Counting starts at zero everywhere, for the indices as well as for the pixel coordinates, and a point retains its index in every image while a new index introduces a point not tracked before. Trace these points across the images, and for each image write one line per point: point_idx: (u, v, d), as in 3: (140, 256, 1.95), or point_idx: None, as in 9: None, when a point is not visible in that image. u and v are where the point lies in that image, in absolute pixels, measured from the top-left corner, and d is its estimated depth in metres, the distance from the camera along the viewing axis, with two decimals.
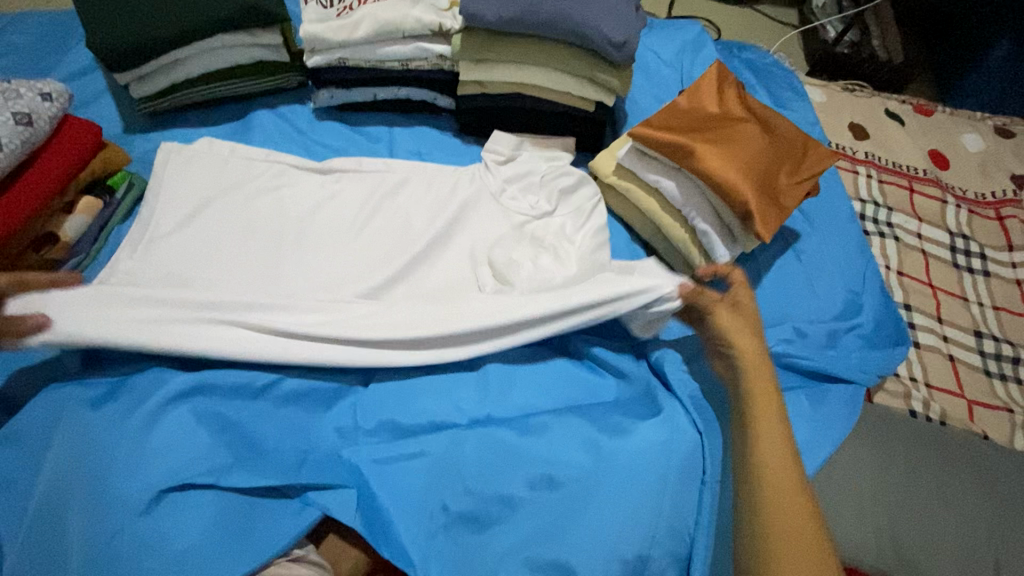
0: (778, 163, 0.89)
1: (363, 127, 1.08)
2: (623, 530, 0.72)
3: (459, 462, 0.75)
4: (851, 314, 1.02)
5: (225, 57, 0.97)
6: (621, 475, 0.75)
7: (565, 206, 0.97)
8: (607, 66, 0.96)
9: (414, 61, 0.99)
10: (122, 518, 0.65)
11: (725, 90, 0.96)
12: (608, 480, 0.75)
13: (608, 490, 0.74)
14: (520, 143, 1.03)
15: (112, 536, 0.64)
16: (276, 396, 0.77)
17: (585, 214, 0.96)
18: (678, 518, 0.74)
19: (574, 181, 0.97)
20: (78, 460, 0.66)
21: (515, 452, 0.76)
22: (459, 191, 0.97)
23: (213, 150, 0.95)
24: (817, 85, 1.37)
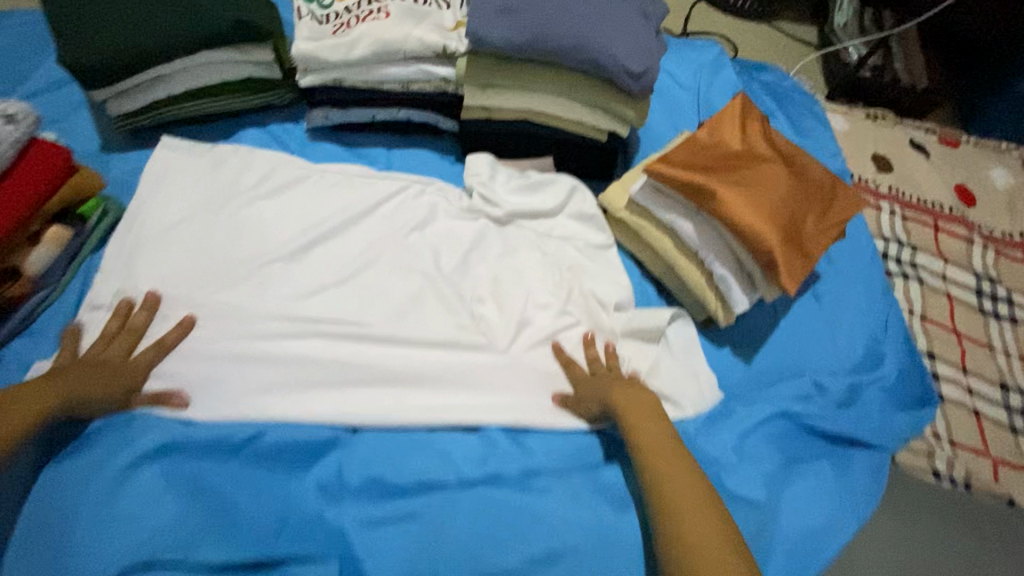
0: (805, 207, 0.82)
1: (360, 149, 1.02)
2: None
3: (454, 529, 0.69)
4: (873, 365, 0.96)
5: (210, 75, 0.90)
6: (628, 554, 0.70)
7: (566, 223, 0.99)
8: (622, 96, 0.89)
9: (415, 83, 0.92)
10: None
11: (748, 125, 0.89)
12: (612, 556, 0.69)
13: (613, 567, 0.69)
14: (496, 163, 1.00)
15: None
16: (254, 452, 0.73)
17: (586, 221, 0.98)
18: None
19: (566, 190, 0.98)
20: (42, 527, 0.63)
21: (518, 516, 0.71)
22: (461, 247, 0.95)
23: (198, 167, 0.92)
24: (839, 112, 1.31)
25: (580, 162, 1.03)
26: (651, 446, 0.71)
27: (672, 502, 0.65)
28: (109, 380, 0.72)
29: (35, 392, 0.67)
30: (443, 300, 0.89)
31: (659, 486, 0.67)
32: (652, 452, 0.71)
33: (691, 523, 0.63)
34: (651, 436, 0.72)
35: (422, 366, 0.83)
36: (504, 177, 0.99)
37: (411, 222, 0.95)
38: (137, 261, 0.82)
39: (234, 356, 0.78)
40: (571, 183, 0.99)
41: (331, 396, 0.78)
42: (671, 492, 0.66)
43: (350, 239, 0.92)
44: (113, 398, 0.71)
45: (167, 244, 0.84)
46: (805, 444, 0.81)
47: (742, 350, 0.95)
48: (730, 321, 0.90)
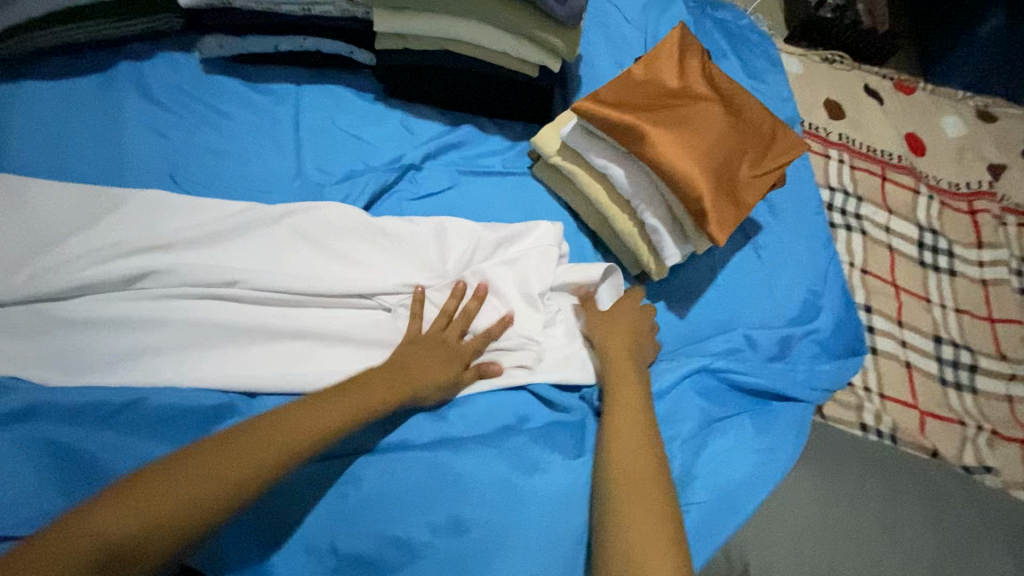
0: (741, 150, 0.77)
1: (264, 85, 0.91)
2: (550, 561, 0.65)
3: (363, 493, 0.66)
4: (809, 318, 0.94)
5: None
6: (562, 514, 0.67)
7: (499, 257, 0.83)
8: (550, 23, 0.79)
9: (317, 5, 0.82)
10: None
11: (687, 60, 0.82)
12: (535, 509, 0.67)
13: (535, 518, 0.66)
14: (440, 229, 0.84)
15: None
16: (132, 420, 0.66)
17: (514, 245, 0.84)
18: (587, 545, 0.67)
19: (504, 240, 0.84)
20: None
21: (448, 472, 0.67)
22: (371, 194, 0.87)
23: (79, 112, 0.83)
24: (795, 54, 1.25)
25: (511, 101, 0.95)
26: (626, 439, 0.67)
27: (622, 437, 0.67)
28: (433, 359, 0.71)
29: (170, 478, 0.49)
30: (357, 248, 0.80)
31: (619, 449, 0.66)
32: (624, 406, 0.70)
33: (635, 467, 0.64)
34: (625, 436, 0.67)
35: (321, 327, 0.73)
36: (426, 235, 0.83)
37: (322, 171, 0.87)
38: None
39: (104, 315, 0.68)
40: (511, 238, 0.84)
41: (222, 362, 0.70)
42: (627, 481, 0.62)
43: (251, 188, 0.83)
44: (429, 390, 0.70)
45: (28, 191, 0.74)
46: (730, 399, 0.82)
47: (677, 304, 0.91)
48: (662, 272, 0.85)
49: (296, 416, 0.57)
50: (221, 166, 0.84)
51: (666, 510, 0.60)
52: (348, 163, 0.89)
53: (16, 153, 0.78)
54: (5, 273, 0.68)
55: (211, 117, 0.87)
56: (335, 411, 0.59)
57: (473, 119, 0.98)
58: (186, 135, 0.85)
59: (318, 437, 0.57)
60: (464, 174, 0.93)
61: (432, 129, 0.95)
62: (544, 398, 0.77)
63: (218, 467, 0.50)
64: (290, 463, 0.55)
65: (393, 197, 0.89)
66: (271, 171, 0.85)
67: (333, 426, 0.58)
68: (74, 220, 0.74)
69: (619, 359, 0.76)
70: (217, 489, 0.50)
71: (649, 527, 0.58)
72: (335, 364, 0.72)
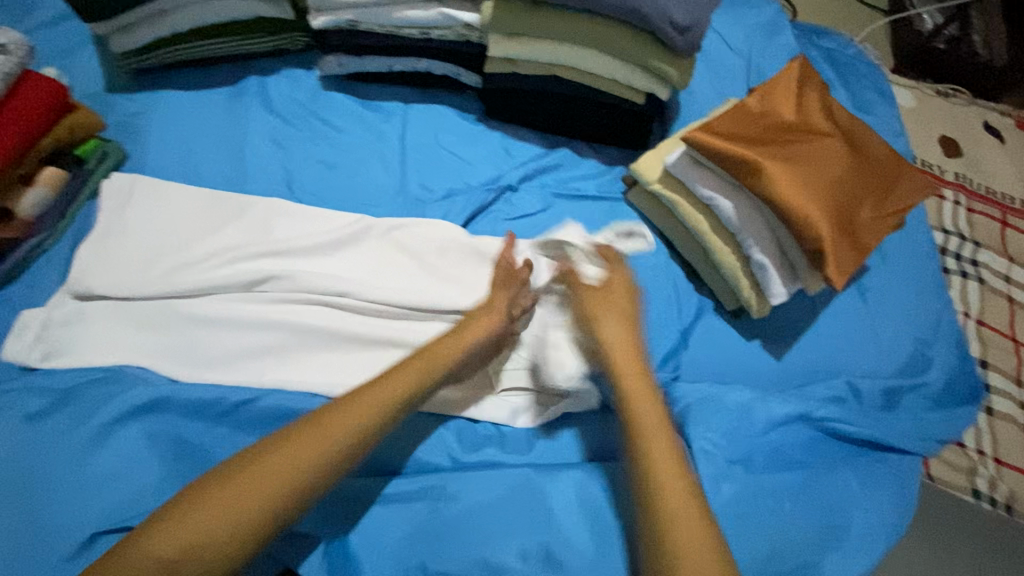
0: (863, 192, 0.73)
1: (374, 102, 0.95)
2: None
3: (454, 513, 0.66)
4: (918, 370, 0.87)
5: (214, 12, 0.85)
6: None
7: None
8: (665, 52, 0.79)
9: (436, 29, 0.85)
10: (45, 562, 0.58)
11: (806, 93, 0.79)
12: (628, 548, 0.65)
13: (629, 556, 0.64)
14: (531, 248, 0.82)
15: None
16: (242, 418, 0.70)
17: None
18: None
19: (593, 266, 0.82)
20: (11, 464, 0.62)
21: (537, 499, 0.68)
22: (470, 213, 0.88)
23: (208, 121, 0.88)
24: (907, 86, 1.19)
25: (612, 127, 0.94)
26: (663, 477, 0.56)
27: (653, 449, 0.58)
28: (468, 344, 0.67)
29: (219, 495, 0.49)
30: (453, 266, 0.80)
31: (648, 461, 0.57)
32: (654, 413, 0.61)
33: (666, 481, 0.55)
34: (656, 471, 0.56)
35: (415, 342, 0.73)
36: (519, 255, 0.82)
37: (424, 187, 0.90)
38: (127, 208, 0.78)
39: (222, 315, 0.72)
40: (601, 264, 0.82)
41: (323, 367, 0.73)
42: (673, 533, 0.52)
43: (357, 201, 0.87)
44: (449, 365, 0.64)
45: (161, 196, 0.80)
46: (831, 452, 0.75)
47: (773, 344, 0.87)
48: (763, 311, 0.82)
49: (326, 417, 0.55)
50: (332, 178, 0.87)
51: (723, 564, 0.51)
52: (449, 181, 0.91)
53: (152, 157, 0.84)
54: (142, 270, 0.74)
55: (324, 130, 0.91)
56: (369, 402, 0.57)
57: (570, 143, 0.98)
58: (300, 148, 0.89)
59: (359, 428, 0.55)
60: (558, 197, 0.93)
61: (529, 150, 0.96)
62: None
63: (266, 474, 0.50)
64: (340, 461, 0.54)
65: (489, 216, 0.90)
66: (375, 185, 0.88)
67: (372, 418, 0.56)
68: (200, 225, 0.78)
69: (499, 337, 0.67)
70: (274, 494, 0.50)
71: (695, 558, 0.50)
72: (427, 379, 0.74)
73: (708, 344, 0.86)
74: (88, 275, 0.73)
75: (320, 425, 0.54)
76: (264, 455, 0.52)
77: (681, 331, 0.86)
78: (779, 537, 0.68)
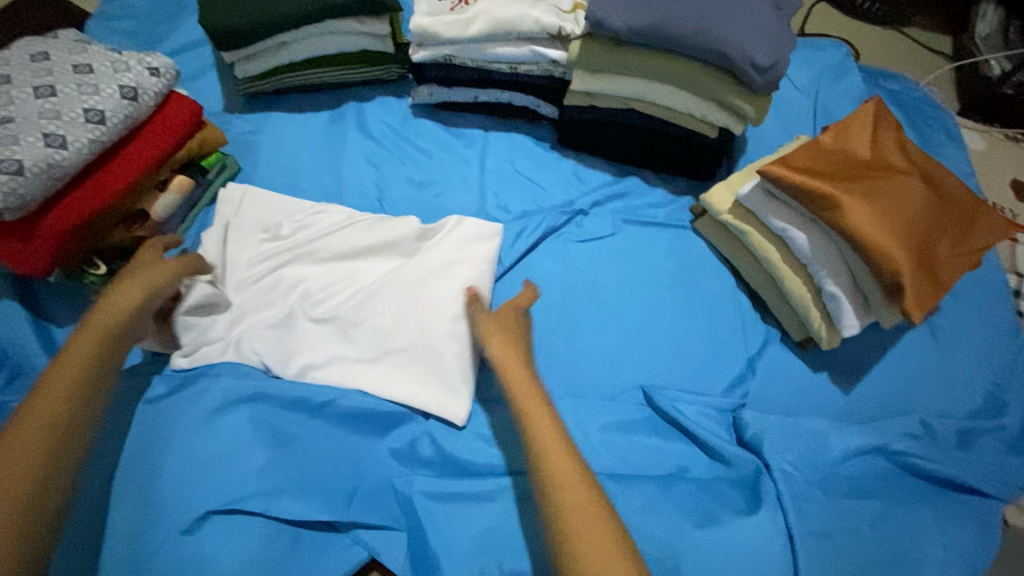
0: (940, 230, 0.75)
1: (458, 128, 1.02)
2: None
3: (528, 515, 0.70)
4: (993, 413, 0.86)
5: (325, 45, 0.94)
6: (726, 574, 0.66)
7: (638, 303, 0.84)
8: (743, 90, 0.84)
9: (524, 65, 0.92)
10: (163, 536, 0.66)
11: (881, 132, 0.82)
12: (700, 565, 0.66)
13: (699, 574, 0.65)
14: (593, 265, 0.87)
15: (152, 552, 0.65)
16: (333, 413, 0.75)
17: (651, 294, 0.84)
18: None
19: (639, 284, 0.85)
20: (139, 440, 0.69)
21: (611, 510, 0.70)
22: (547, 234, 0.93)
23: (311, 141, 0.97)
24: (975, 130, 1.20)
25: (683, 159, 0.99)
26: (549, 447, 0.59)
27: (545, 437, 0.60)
28: (141, 281, 0.68)
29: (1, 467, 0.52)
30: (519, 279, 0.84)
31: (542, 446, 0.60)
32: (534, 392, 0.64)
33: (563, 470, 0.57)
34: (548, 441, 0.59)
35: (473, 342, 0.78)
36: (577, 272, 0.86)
37: (502, 209, 0.96)
38: (236, 215, 0.86)
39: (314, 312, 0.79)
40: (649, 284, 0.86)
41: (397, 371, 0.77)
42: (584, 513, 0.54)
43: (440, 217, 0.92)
44: (143, 301, 0.67)
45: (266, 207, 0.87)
46: (908, 485, 0.75)
47: (841, 376, 0.88)
48: (833, 343, 0.83)
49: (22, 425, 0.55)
50: (419, 196, 0.94)
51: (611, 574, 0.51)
52: (525, 203, 0.97)
53: (262, 171, 0.94)
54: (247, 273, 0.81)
55: (414, 153, 0.99)
56: (60, 386, 0.58)
57: (640, 172, 1.02)
58: (390, 167, 0.96)
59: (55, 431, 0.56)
60: (629, 222, 0.98)
61: (600, 178, 1.01)
62: (692, 438, 0.78)
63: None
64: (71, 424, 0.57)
65: (562, 237, 0.95)
66: (458, 203, 0.95)
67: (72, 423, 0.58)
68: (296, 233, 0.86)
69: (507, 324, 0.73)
70: (4, 518, 0.50)
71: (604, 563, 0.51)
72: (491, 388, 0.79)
73: (774, 371, 0.87)
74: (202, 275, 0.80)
75: (6, 440, 0.54)
76: (9, 438, 0.54)
77: (746, 359, 0.88)
78: (852, 569, 0.68)
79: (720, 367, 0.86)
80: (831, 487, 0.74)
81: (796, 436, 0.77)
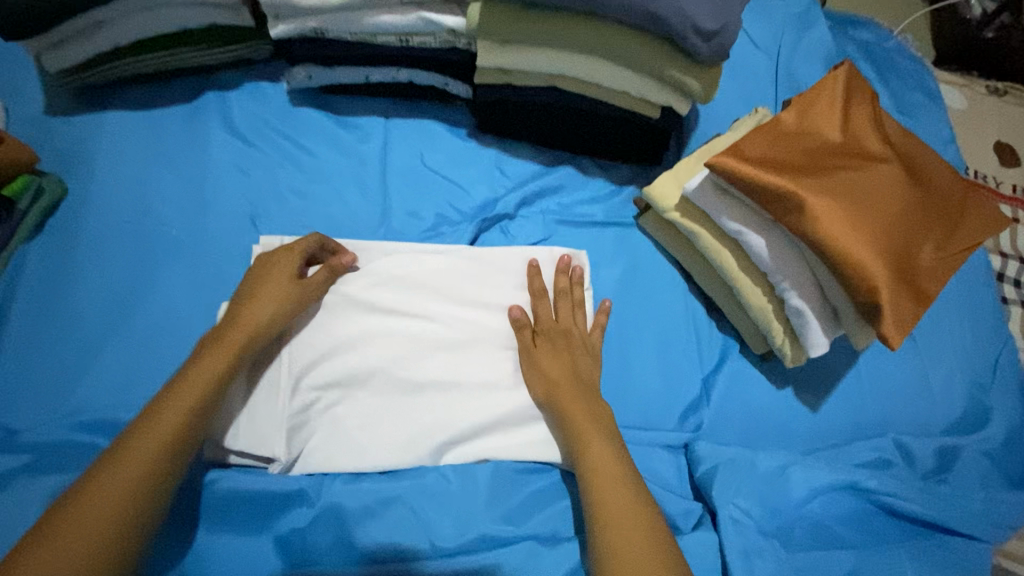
0: (923, 228, 0.62)
1: (349, 118, 0.83)
2: None
3: None
4: (975, 422, 0.76)
5: (162, 22, 0.74)
6: None
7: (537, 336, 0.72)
8: (684, 59, 0.68)
9: (417, 36, 0.74)
10: None
11: (853, 105, 0.67)
12: None
13: None
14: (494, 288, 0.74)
15: None
16: (199, 503, 0.61)
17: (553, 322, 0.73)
18: None
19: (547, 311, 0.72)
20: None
21: None
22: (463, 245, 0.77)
23: (159, 145, 0.78)
24: (954, 84, 1.06)
25: (622, 144, 0.83)
26: (603, 481, 0.58)
27: (591, 456, 0.60)
28: (271, 295, 0.63)
29: (107, 475, 0.49)
30: (423, 317, 0.71)
31: (589, 461, 0.60)
32: (569, 400, 0.64)
33: (613, 491, 0.57)
34: (607, 479, 0.58)
35: (371, 401, 0.66)
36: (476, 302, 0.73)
37: (406, 217, 0.79)
38: (60, 266, 0.69)
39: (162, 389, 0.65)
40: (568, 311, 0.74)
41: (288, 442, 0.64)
42: (622, 534, 0.54)
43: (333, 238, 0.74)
44: (275, 319, 0.63)
45: (103, 249, 0.71)
46: (882, 526, 0.65)
47: (809, 393, 0.76)
48: (799, 360, 0.71)
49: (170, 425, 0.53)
50: (302, 207, 0.77)
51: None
52: (436, 208, 0.80)
53: (99, 189, 0.74)
54: (61, 342, 0.66)
55: (295, 153, 0.80)
56: (184, 401, 0.54)
57: (574, 159, 0.86)
58: (264, 172, 0.78)
59: (181, 435, 0.53)
60: (563, 223, 0.81)
61: (526, 169, 0.84)
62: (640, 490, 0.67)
63: (96, 498, 0.48)
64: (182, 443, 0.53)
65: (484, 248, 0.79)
66: (351, 214, 0.77)
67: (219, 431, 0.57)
68: (132, 278, 0.70)
69: (566, 339, 0.69)
70: (104, 523, 0.47)
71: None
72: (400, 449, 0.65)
73: (735, 393, 0.75)
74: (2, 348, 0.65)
75: (124, 442, 0.51)
76: (124, 444, 0.51)
77: (702, 381, 0.75)
78: None
79: (670, 394, 0.73)
80: (796, 535, 0.64)
81: (758, 477, 0.66)
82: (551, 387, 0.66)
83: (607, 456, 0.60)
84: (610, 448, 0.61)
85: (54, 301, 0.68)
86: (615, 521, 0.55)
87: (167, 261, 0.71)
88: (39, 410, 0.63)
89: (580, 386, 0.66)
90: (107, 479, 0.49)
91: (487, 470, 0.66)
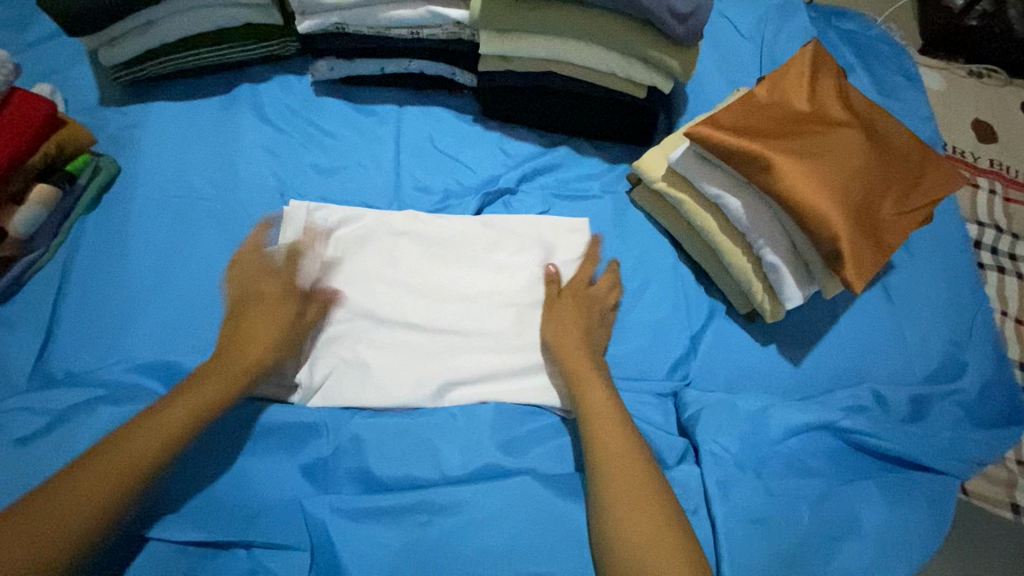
0: (883, 186, 0.68)
1: (366, 105, 0.92)
2: None
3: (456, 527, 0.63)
4: (950, 375, 0.81)
5: (205, 22, 0.84)
6: None
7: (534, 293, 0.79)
8: (664, 41, 0.76)
9: (426, 29, 0.83)
10: None
11: (820, 79, 0.74)
12: None
13: None
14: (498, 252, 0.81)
15: None
16: (234, 434, 0.68)
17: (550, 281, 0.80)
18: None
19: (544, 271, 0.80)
20: (13, 488, 0.60)
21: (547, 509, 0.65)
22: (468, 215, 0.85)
23: (198, 130, 0.87)
24: (935, 68, 1.12)
25: (614, 124, 0.90)
26: (601, 427, 0.64)
27: (591, 406, 0.66)
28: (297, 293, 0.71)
29: (139, 431, 0.57)
30: (432, 277, 0.79)
31: (589, 412, 0.66)
32: (572, 356, 0.71)
33: (610, 437, 0.63)
34: (605, 429, 0.64)
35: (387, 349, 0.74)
36: (480, 264, 0.80)
37: (417, 191, 0.87)
38: (113, 234, 0.79)
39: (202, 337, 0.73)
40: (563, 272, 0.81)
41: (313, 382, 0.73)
42: (611, 460, 0.61)
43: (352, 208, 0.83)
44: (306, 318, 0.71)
45: (149, 219, 0.80)
46: (854, 462, 0.71)
47: (791, 348, 0.82)
48: (777, 315, 0.77)
49: (182, 395, 0.61)
50: (325, 183, 0.85)
51: (664, 533, 0.56)
52: (444, 184, 0.88)
53: (145, 167, 0.83)
54: (113, 298, 0.75)
55: (318, 136, 0.89)
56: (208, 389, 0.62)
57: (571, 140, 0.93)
58: (290, 152, 0.87)
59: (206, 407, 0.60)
60: (560, 197, 0.89)
61: (527, 148, 0.92)
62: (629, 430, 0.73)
63: (123, 451, 0.55)
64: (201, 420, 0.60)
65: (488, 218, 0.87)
66: (368, 190, 0.86)
67: (200, 408, 0.60)
68: (174, 244, 0.79)
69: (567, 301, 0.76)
70: (124, 469, 0.54)
71: (638, 520, 0.56)
72: (413, 391, 0.73)
73: (721, 348, 0.81)
74: (66, 302, 0.74)
75: (157, 408, 0.59)
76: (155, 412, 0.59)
77: (690, 338, 0.81)
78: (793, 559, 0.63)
79: (659, 347, 0.80)
80: (773, 467, 0.69)
81: (739, 417, 0.72)
82: (557, 346, 0.73)
83: (605, 407, 0.66)
84: (608, 400, 0.67)
85: (107, 263, 0.77)
86: (608, 462, 0.61)
87: (205, 231, 0.80)
88: (96, 354, 0.72)
89: (580, 344, 0.72)
90: (139, 434, 0.56)
91: (489, 411, 0.72)
